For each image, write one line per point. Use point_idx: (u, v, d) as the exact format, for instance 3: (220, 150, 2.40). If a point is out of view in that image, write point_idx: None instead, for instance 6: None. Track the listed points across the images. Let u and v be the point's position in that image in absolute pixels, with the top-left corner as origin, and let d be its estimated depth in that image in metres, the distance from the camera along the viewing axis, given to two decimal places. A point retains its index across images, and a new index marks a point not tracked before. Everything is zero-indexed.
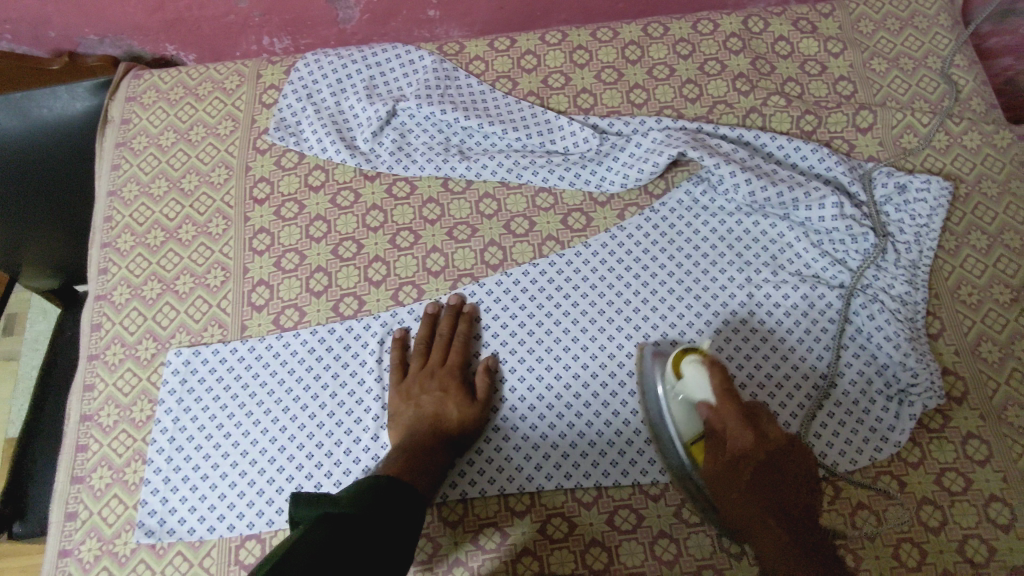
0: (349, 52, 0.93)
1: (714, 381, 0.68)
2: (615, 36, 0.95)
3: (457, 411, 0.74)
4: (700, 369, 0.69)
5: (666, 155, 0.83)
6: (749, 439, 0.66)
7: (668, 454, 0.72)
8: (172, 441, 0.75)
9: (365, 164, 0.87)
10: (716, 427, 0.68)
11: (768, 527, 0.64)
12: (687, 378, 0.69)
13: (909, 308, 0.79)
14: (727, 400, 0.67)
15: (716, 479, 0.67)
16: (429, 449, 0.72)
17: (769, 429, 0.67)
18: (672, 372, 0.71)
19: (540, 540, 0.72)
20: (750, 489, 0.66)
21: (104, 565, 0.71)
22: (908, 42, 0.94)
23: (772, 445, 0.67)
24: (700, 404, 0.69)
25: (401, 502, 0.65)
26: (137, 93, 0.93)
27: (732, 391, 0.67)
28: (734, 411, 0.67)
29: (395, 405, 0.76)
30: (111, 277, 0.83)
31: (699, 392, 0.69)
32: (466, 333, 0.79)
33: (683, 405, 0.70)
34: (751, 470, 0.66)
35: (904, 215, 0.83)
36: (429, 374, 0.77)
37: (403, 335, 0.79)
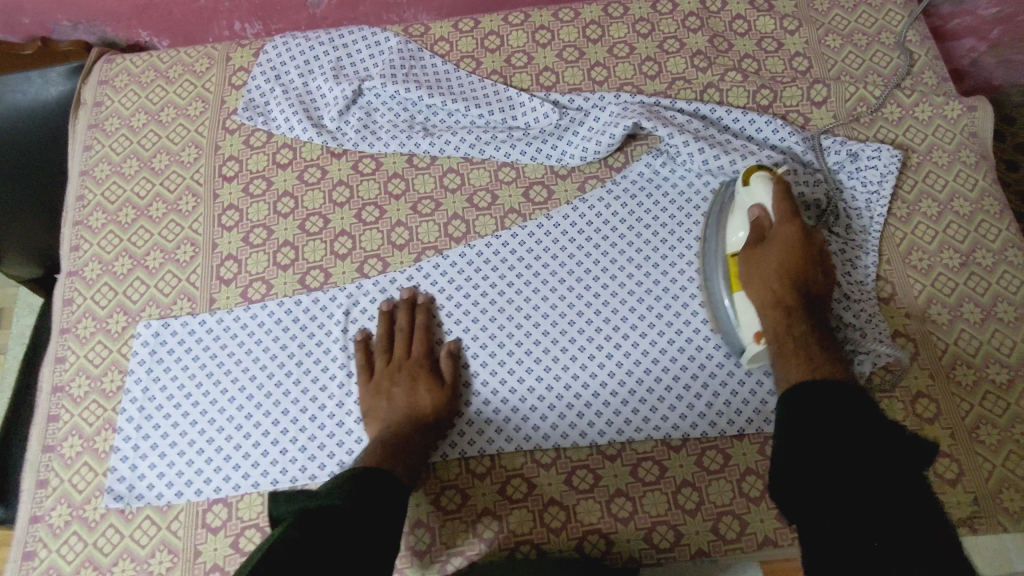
0: (316, 35, 0.95)
1: (776, 189, 0.74)
2: (576, 16, 0.97)
3: (429, 398, 0.75)
4: (765, 178, 0.75)
5: (622, 127, 0.85)
6: (794, 233, 0.72)
7: (708, 272, 0.80)
8: (141, 410, 0.77)
9: (331, 142, 0.89)
10: (761, 222, 0.74)
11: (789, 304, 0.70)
12: (752, 186, 0.76)
13: (858, 270, 0.81)
14: (784, 205, 0.73)
15: (750, 260, 0.74)
16: (407, 437, 0.72)
17: (816, 234, 0.73)
18: (741, 184, 0.78)
19: (500, 500, 0.74)
20: (778, 255, 0.72)
21: (74, 530, 0.73)
22: (862, 19, 0.97)
23: (815, 255, 0.73)
24: (753, 208, 0.75)
25: (388, 487, 0.66)
26: (110, 77, 0.95)
27: (789, 198, 0.74)
28: (785, 210, 0.73)
29: (366, 401, 0.75)
30: (83, 254, 0.85)
31: (758, 197, 0.75)
32: (427, 322, 0.80)
33: (739, 212, 0.78)
34: (783, 263, 0.72)
35: (857, 182, 0.85)
36: (396, 367, 0.77)
37: (365, 335, 0.80)
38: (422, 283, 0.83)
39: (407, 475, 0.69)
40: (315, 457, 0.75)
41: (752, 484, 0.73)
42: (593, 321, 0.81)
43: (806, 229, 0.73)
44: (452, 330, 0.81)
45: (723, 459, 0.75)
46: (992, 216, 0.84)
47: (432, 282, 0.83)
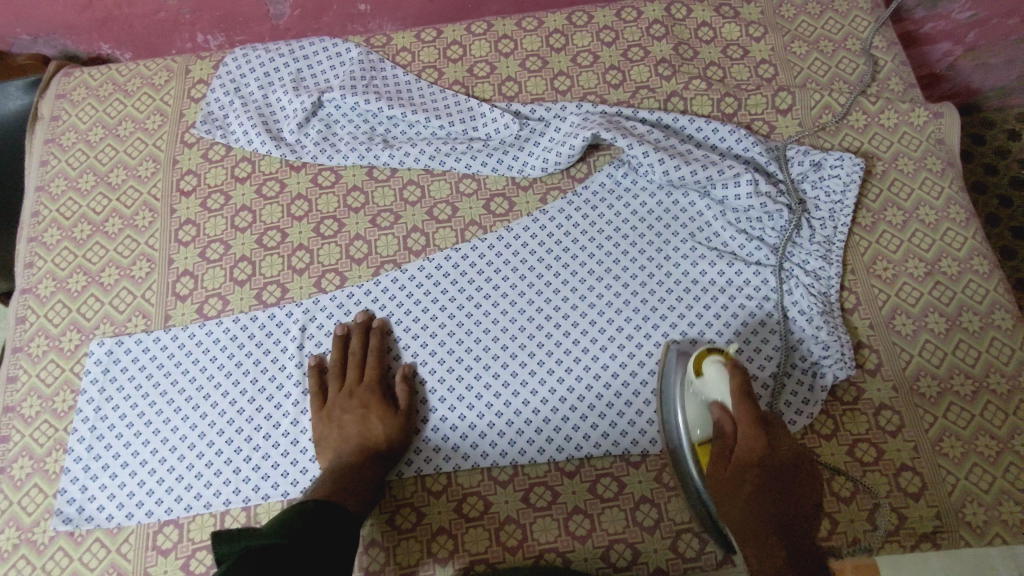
0: (277, 46, 0.95)
1: (734, 383, 0.66)
2: (539, 25, 0.96)
3: (382, 426, 0.74)
4: (719, 369, 0.67)
5: (581, 138, 0.84)
6: (760, 445, 0.65)
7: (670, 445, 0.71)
8: (93, 430, 0.76)
9: (290, 155, 0.88)
10: (725, 430, 0.67)
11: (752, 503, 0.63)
12: (707, 377, 0.68)
13: (821, 282, 0.80)
14: (743, 406, 0.65)
15: (717, 477, 0.65)
16: (358, 468, 0.71)
17: (783, 443, 0.65)
18: (693, 371, 0.70)
19: (456, 519, 0.73)
20: (744, 492, 0.64)
21: (22, 553, 0.71)
22: (828, 25, 0.96)
23: (782, 462, 0.64)
24: (713, 404, 0.68)
25: (337, 524, 0.65)
26: (67, 90, 0.94)
27: (747, 393, 0.65)
28: (754, 434, 0.65)
29: (318, 430, 0.74)
30: (37, 271, 0.84)
31: (715, 390, 0.67)
32: (379, 347, 0.78)
33: (696, 402, 0.69)
34: (750, 483, 0.64)
35: (820, 192, 0.84)
36: (349, 395, 0.76)
37: (318, 361, 0.78)
38: (379, 299, 0.82)
39: (358, 507, 0.68)
40: (269, 476, 0.74)
41: None
42: (552, 335, 0.79)
43: (772, 446, 0.65)
44: (410, 345, 0.80)
45: None
46: (958, 224, 0.83)
47: (390, 296, 0.82)
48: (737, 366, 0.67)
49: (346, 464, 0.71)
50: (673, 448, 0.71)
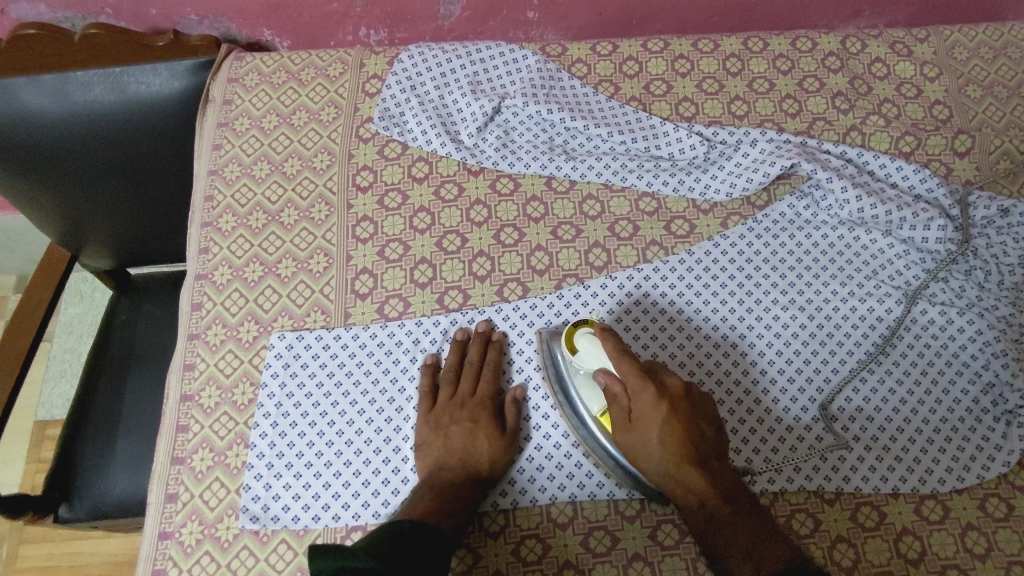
0: (453, 47, 0.93)
1: (608, 351, 0.67)
2: (716, 47, 0.95)
3: (488, 445, 0.72)
4: (591, 340, 0.69)
5: (778, 166, 0.84)
6: (648, 397, 0.65)
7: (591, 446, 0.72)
8: (275, 427, 0.74)
9: (470, 159, 0.87)
10: (617, 395, 0.67)
11: (644, 399, 0.65)
12: (582, 352, 0.69)
13: (1013, 329, 0.80)
14: (625, 366, 0.66)
15: (630, 444, 0.67)
16: (457, 488, 0.69)
17: (671, 387, 0.67)
18: (568, 351, 0.71)
19: (651, 545, 0.71)
20: (658, 426, 0.65)
21: (207, 549, 0.69)
22: (1001, 71, 0.96)
23: (686, 409, 0.66)
24: (597, 374, 0.68)
25: (437, 541, 0.62)
26: (239, 75, 0.93)
27: (625, 355, 0.67)
28: (630, 371, 0.66)
29: (423, 435, 0.73)
30: (212, 257, 0.82)
31: (592, 361, 0.69)
32: (497, 361, 0.77)
33: (584, 377, 0.70)
34: (656, 427, 0.65)
35: (1008, 238, 0.84)
36: (459, 405, 0.75)
37: (435, 361, 0.77)
38: (563, 313, 0.80)
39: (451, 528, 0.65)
40: None
41: (909, 546, 0.71)
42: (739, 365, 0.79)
43: (658, 387, 0.66)
44: None
45: (879, 515, 0.73)
46: None
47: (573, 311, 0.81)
48: (606, 333, 0.68)
49: (452, 477, 0.70)
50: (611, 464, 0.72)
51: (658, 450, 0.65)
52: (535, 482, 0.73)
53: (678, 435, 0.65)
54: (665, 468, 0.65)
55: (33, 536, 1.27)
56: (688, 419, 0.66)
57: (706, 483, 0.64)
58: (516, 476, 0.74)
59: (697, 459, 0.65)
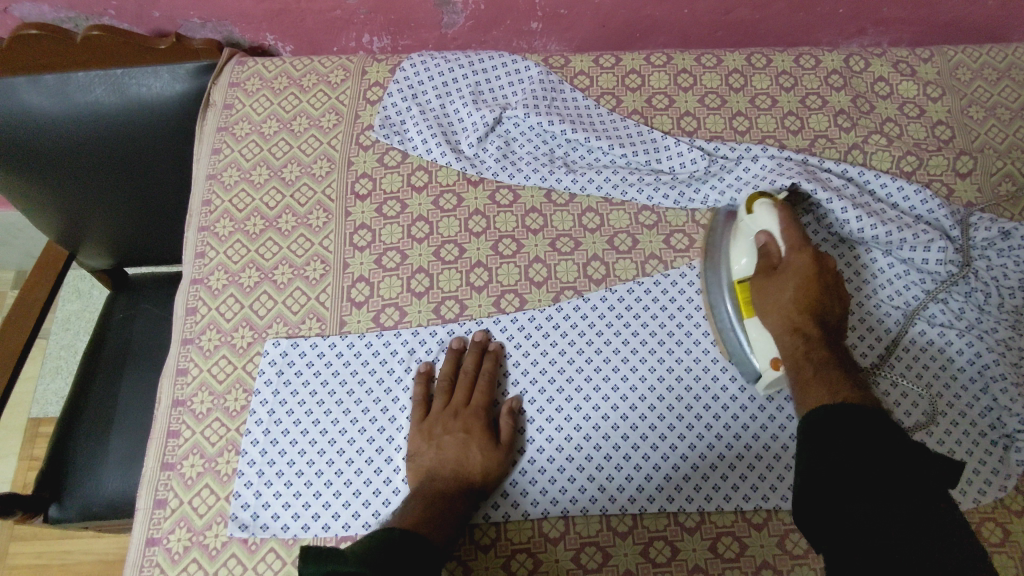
0: (456, 57, 0.93)
1: (782, 214, 0.75)
2: (719, 63, 0.95)
3: (481, 457, 0.71)
4: (769, 206, 0.76)
5: (779, 184, 0.82)
6: (806, 256, 0.72)
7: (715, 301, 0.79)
8: (267, 434, 0.74)
9: (470, 169, 0.87)
10: (771, 250, 0.74)
11: (797, 256, 0.72)
12: (757, 215, 0.76)
13: (1013, 352, 0.79)
14: (790, 231, 0.74)
15: (763, 286, 0.73)
16: (449, 499, 0.68)
17: (829, 262, 0.73)
18: (743, 212, 0.78)
19: (643, 562, 0.70)
20: (800, 280, 0.71)
21: (194, 556, 0.69)
22: (1005, 92, 0.96)
23: (827, 285, 0.73)
24: (759, 234, 0.75)
25: (423, 550, 0.62)
26: (241, 80, 0.92)
27: (796, 225, 0.74)
28: (797, 237, 0.73)
29: (416, 444, 0.72)
30: (208, 262, 0.82)
31: (762, 224, 0.75)
32: (493, 370, 0.76)
33: (744, 238, 0.77)
34: (796, 280, 0.72)
35: (1009, 261, 0.83)
36: (453, 414, 0.74)
37: (429, 370, 0.77)
38: (561, 325, 0.80)
39: (442, 539, 0.65)
40: None
41: None
42: None
43: (816, 251, 0.73)
44: (592, 377, 0.77)
45: None
46: None
47: (571, 323, 0.80)
48: (787, 208, 0.76)
49: (443, 486, 0.69)
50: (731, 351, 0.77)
51: (791, 297, 0.71)
52: (528, 496, 0.73)
53: (815, 290, 0.71)
54: (792, 305, 0.71)
55: (23, 534, 1.26)
56: (820, 286, 0.72)
57: (821, 353, 0.68)
58: (509, 489, 0.73)
59: (824, 326, 0.71)
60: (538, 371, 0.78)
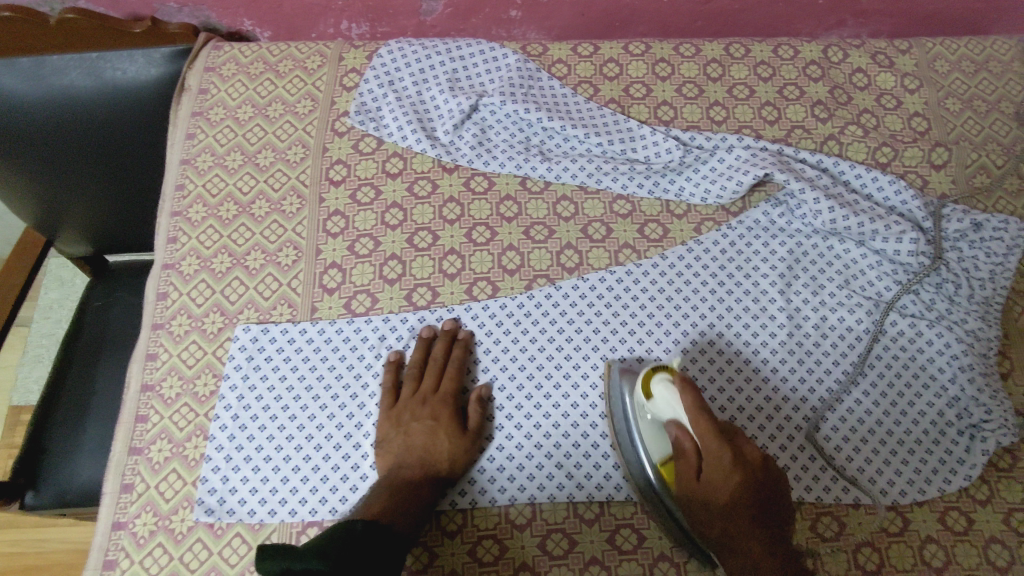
0: (434, 44, 0.93)
1: (686, 403, 0.66)
2: (697, 52, 0.95)
3: (448, 445, 0.72)
4: (668, 387, 0.67)
5: (751, 175, 0.83)
6: (727, 490, 0.65)
7: (632, 472, 0.71)
8: (235, 419, 0.74)
9: (445, 156, 0.87)
10: (686, 449, 0.66)
11: (714, 449, 0.65)
12: (657, 399, 0.68)
13: (982, 343, 0.79)
14: (701, 418, 0.65)
15: (689, 488, 0.66)
16: (414, 486, 0.69)
17: (749, 450, 0.66)
18: (640, 392, 0.69)
19: (608, 549, 0.70)
20: (725, 492, 0.65)
21: (160, 541, 0.69)
22: (982, 85, 0.96)
23: (755, 462, 0.66)
24: (668, 424, 0.67)
25: (387, 540, 0.62)
26: (217, 65, 0.92)
27: (702, 411, 0.66)
28: (708, 429, 0.65)
29: (385, 430, 0.73)
30: (180, 247, 0.81)
31: (671, 412, 0.67)
32: (462, 358, 0.76)
33: (651, 423, 0.69)
34: (724, 489, 0.65)
35: (980, 252, 0.84)
36: (421, 402, 0.74)
37: (397, 359, 0.77)
38: (532, 313, 0.80)
39: (407, 526, 0.66)
40: None
41: (867, 557, 0.71)
42: (705, 371, 0.79)
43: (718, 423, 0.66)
44: (562, 366, 0.78)
45: (837, 525, 0.73)
46: None
47: (542, 312, 0.80)
48: (686, 385, 0.67)
49: (410, 475, 0.70)
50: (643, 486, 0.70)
51: (727, 483, 0.65)
52: (495, 482, 0.73)
53: (740, 476, 0.65)
54: (727, 495, 0.65)
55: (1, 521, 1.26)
56: (744, 478, 0.65)
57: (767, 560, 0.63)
58: (476, 476, 0.73)
59: (756, 479, 0.66)
60: (508, 359, 0.78)
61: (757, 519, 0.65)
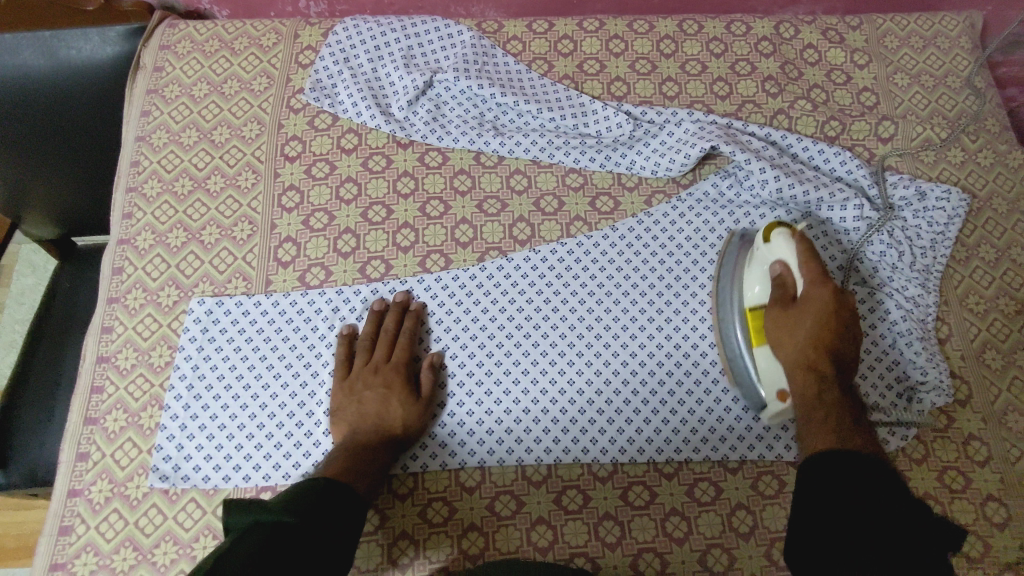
0: (389, 21, 0.94)
1: (804, 247, 0.71)
2: (650, 29, 0.96)
3: (402, 410, 0.73)
4: (788, 237, 0.72)
5: (697, 148, 0.85)
6: (827, 296, 0.70)
7: (725, 332, 0.76)
8: (190, 389, 0.75)
9: (399, 131, 0.88)
10: (786, 282, 0.72)
11: (815, 290, 0.70)
12: (774, 243, 0.73)
13: (921, 309, 0.82)
14: (810, 262, 0.71)
15: (777, 318, 0.71)
16: (371, 451, 0.70)
17: (847, 298, 0.72)
18: (760, 239, 0.74)
19: (555, 509, 0.73)
20: (813, 321, 0.70)
21: (115, 507, 0.70)
22: (930, 60, 0.98)
23: (846, 317, 0.71)
24: (775, 263, 0.72)
25: (347, 501, 0.64)
26: (172, 42, 0.92)
27: (815, 256, 0.71)
28: (815, 269, 0.70)
29: (338, 399, 0.74)
30: (135, 223, 0.82)
31: (780, 253, 0.72)
32: (413, 329, 0.78)
33: (759, 266, 0.74)
34: (813, 313, 0.71)
35: (923, 221, 0.86)
36: (373, 371, 0.75)
37: (350, 333, 0.78)
38: (485, 284, 0.82)
39: (364, 489, 0.67)
40: None
41: None
42: (654, 337, 0.80)
43: (827, 273, 0.71)
44: (513, 334, 0.79)
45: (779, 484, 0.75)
46: None
47: (494, 282, 0.82)
48: (806, 239, 0.72)
49: (364, 440, 0.71)
50: (729, 354, 0.76)
51: (807, 330, 0.70)
52: (447, 447, 0.75)
53: (832, 328, 0.70)
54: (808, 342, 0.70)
55: None
56: (839, 328, 0.71)
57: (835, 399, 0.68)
58: (429, 441, 0.75)
59: (836, 356, 0.70)
60: (460, 328, 0.79)
61: (832, 355, 0.70)
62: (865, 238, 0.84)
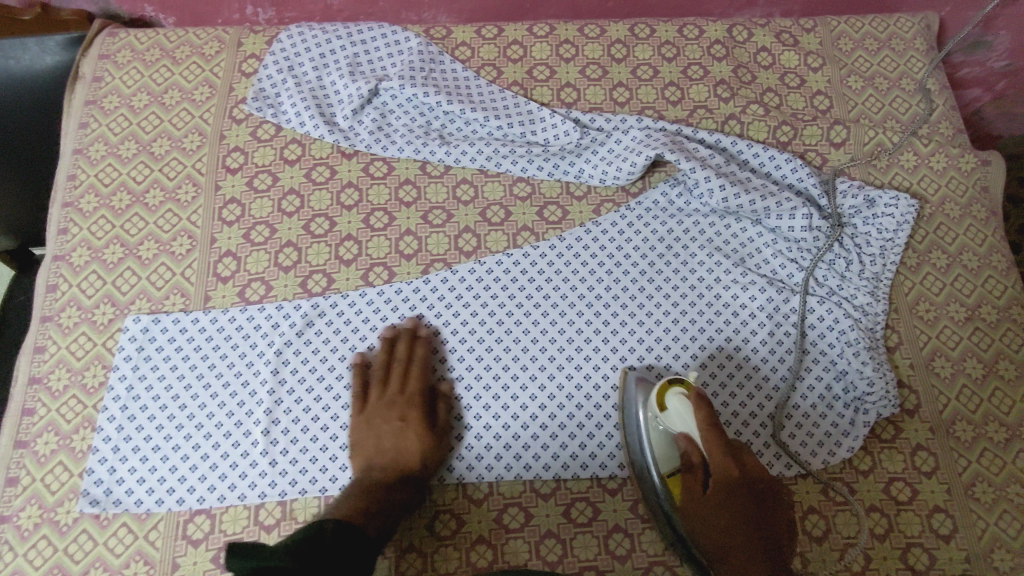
0: (335, 28, 0.92)
1: (699, 419, 0.67)
2: (601, 33, 0.95)
3: (417, 443, 0.71)
4: (683, 403, 0.69)
5: (643, 156, 0.84)
6: (732, 471, 0.66)
7: (636, 461, 0.72)
8: (124, 410, 0.74)
9: (343, 141, 0.86)
10: (692, 460, 0.68)
11: (716, 467, 0.66)
12: (671, 411, 0.69)
13: (868, 318, 0.82)
14: (711, 435, 0.67)
15: (692, 498, 0.68)
16: (392, 489, 0.69)
17: (750, 461, 0.68)
18: (654, 406, 0.71)
19: (496, 528, 0.72)
20: (723, 499, 0.66)
21: (44, 533, 0.69)
22: (884, 63, 0.97)
23: (756, 486, 0.67)
24: (678, 437, 0.68)
25: (361, 543, 0.62)
26: (112, 51, 0.90)
27: (714, 428, 0.67)
28: (716, 445, 0.66)
29: (357, 430, 0.73)
30: (70, 239, 0.81)
31: (678, 424, 0.69)
32: (425, 357, 0.76)
33: (660, 436, 0.70)
34: (727, 495, 0.66)
35: (872, 228, 0.86)
36: (391, 403, 0.74)
37: (362, 360, 0.77)
38: (429, 298, 0.81)
39: (384, 529, 0.66)
40: (307, 470, 0.73)
41: None
42: (600, 349, 0.79)
43: (726, 439, 0.67)
44: (457, 349, 0.79)
45: None
46: (999, 273, 0.85)
47: (439, 296, 0.81)
48: (700, 400, 0.68)
49: (379, 478, 0.69)
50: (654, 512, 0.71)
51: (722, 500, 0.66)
52: None
53: (743, 504, 0.66)
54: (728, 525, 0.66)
55: None
56: (750, 488, 0.67)
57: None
58: None
59: (757, 521, 0.66)
60: (402, 343, 0.78)
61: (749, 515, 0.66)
62: (814, 247, 0.84)
